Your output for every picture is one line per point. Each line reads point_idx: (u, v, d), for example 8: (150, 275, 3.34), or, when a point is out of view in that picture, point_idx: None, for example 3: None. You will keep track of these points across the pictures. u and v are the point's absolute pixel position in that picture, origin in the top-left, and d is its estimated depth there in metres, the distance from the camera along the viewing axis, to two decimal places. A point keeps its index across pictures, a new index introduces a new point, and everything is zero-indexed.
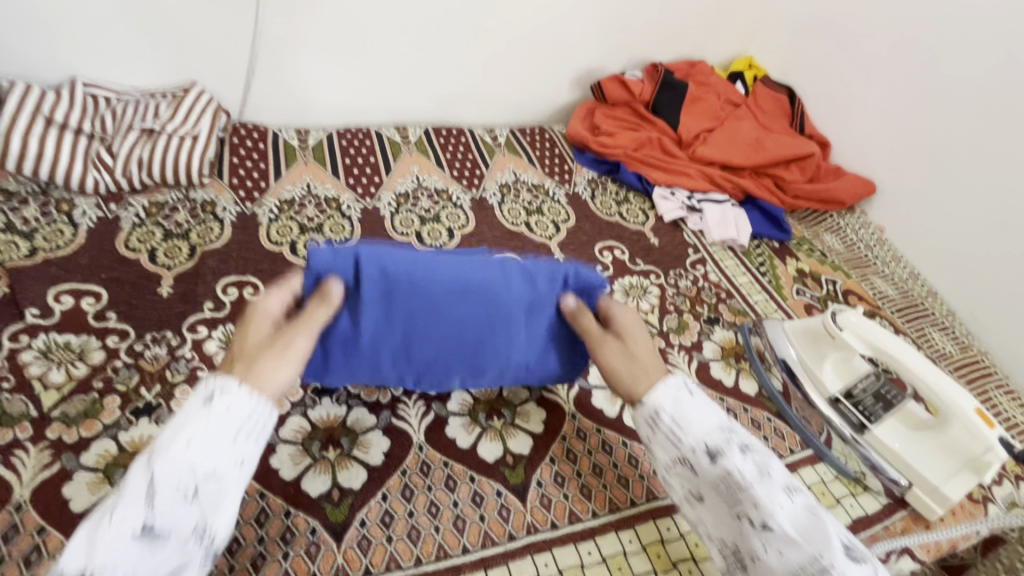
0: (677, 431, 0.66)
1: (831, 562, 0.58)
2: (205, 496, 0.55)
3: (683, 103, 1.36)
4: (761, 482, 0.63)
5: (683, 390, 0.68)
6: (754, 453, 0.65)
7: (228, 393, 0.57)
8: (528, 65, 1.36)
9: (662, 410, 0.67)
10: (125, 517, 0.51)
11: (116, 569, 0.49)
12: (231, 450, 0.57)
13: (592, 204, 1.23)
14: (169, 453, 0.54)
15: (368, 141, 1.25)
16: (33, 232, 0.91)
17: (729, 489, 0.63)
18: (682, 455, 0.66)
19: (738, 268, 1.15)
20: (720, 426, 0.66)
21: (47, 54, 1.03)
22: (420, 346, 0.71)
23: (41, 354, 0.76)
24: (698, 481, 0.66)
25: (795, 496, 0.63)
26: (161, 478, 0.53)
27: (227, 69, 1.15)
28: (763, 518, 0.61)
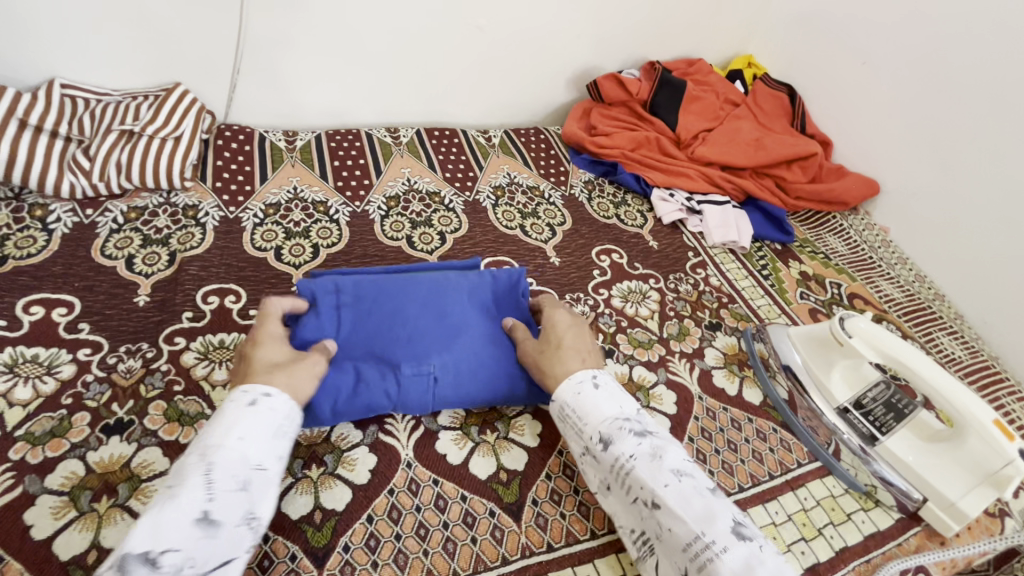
0: (577, 422, 0.67)
1: (711, 538, 0.54)
2: (258, 487, 0.54)
3: (681, 102, 1.33)
4: (650, 463, 0.61)
5: (585, 382, 0.69)
6: (651, 438, 0.63)
7: (271, 397, 0.59)
8: (522, 65, 1.33)
9: (565, 403, 0.68)
10: (187, 502, 0.49)
11: (175, 554, 0.46)
12: (276, 444, 0.57)
13: (589, 206, 1.20)
14: (224, 445, 0.54)
15: (358, 143, 1.21)
16: (4, 240, 0.87)
17: (620, 474, 0.62)
18: (584, 445, 0.66)
19: (740, 271, 1.11)
20: (615, 414, 0.66)
21: (22, 54, 1.00)
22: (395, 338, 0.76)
23: (7, 369, 0.72)
24: (603, 469, 0.65)
25: (683, 476, 0.59)
26: (219, 465, 0.52)
27: (212, 69, 1.11)
28: (650, 499, 0.59)
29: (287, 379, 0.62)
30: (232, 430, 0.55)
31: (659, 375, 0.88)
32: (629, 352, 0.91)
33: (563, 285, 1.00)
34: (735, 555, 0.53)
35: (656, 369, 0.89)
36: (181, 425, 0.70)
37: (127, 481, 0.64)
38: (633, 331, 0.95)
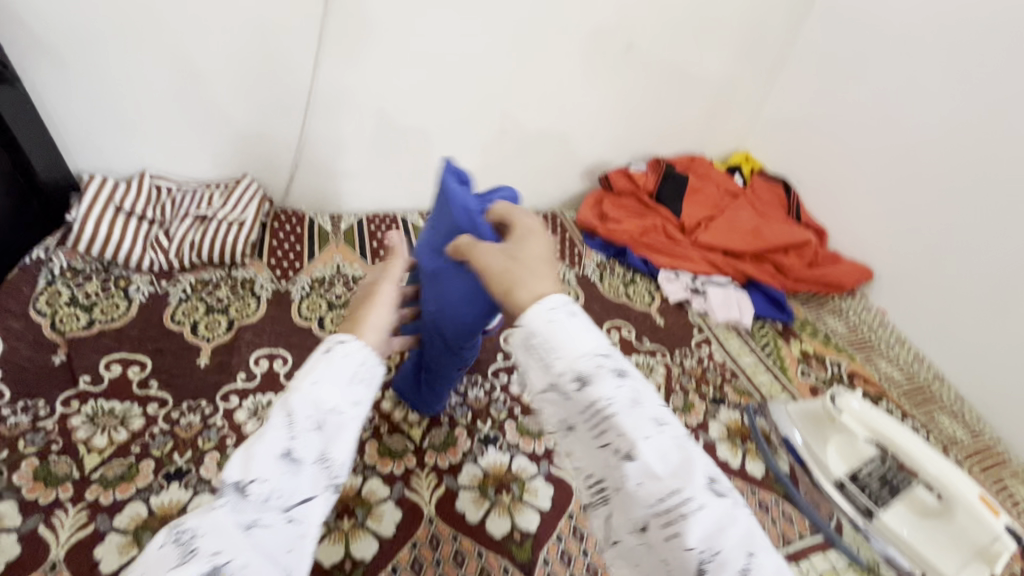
0: (542, 349, 0.45)
1: (692, 498, 0.41)
2: (333, 430, 0.48)
3: (684, 193, 1.48)
4: (633, 408, 0.43)
5: (561, 307, 0.46)
6: (632, 377, 0.46)
7: (345, 342, 0.53)
8: (540, 160, 1.51)
9: (528, 327, 0.46)
10: (270, 442, 0.45)
11: (262, 484, 0.44)
12: (354, 387, 0.50)
13: (601, 285, 1.31)
14: (297, 386, 0.48)
15: (394, 227, 1.37)
16: (92, 305, 1.00)
17: (593, 419, 0.44)
18: (547, 380, 0.46)
19: (743, 348, 1.19)
20: (596, 345, 0.46)
21: (125, 151, 1.20)
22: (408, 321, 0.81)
23: (88, 419, 0.82)
24: (566, 411, 0.45)
25: (666, 425, 0.44)
26: (295, 408, 0.47)
27: (277, 164, 1.30)
28: (626, 450, 0.43)
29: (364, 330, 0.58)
30: (308, 373, 0.49)
31: None
32: None
33: None
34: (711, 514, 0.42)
35: None
36: None
37: None
38: None
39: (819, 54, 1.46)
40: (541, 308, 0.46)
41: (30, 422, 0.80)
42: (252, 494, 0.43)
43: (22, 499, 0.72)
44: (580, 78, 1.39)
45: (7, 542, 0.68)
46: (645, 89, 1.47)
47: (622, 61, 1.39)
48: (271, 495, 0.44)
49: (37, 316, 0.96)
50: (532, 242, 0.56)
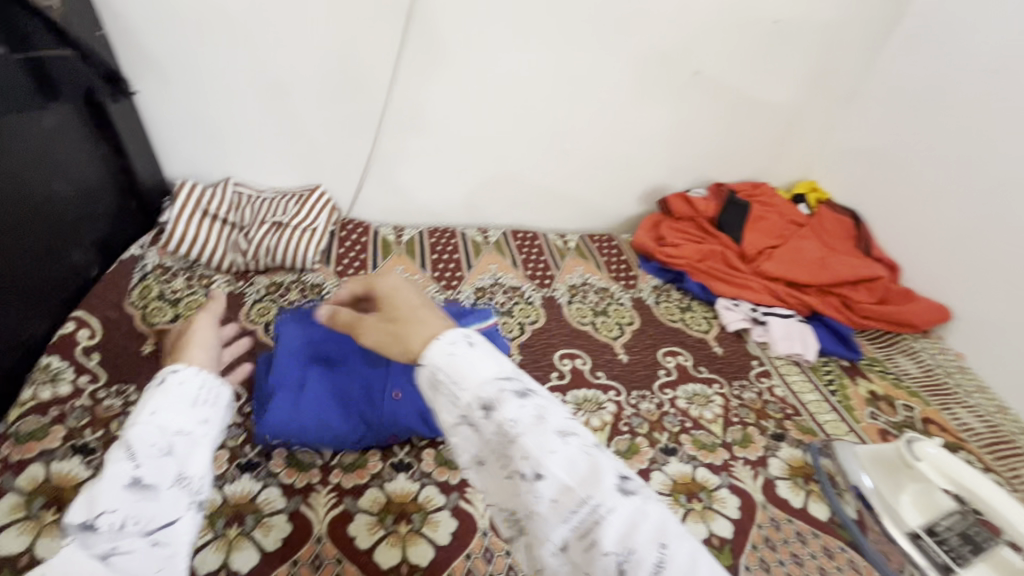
0: (449, 387, 0.49)
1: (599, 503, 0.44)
2: (183, 450, 0.50)
3: (747, 220, 1.45)
4: (535, 428, 0.47)
5: (457, 341, 0.50)
6: (534, 398, 0.48)
7: (178, 372, 0.54)
8: (599, 181, 1.52)
9: (432, 367, 0.49)
10: (112, 475, 0.46)
11: (111, 515, 0.44)
12: (195, 411, 0.53)
13: (657, 309, 1.30)
14: (136, 421, 0.49)
15: (454, 241, 1.41)
16: (178, 300, 1.07)
17: (501, 446, 0.47)
18: (456, 416, 0.49)
19: (805, 384, 1.14)
20: (497, 372, 0.49)
21: (216, 159, 1.29)
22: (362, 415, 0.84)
23: None
24: (478, 442, 0.49)
25: (570, 436, 0.47)
26: (136, 441, 0.48)
27: (347, 176, 1.37)
28: (534, 470, 0.46)
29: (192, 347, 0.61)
30: (147, 403, 0.51)
31: (722, 478, 0.92)
32: (693, 453, 0.96)
33: (631, 381, 1.08)
34: (620, 516, 0.44)
35: (719, 472, 0.93)
36: (299, 470, 0.82)
37: (254, 513, 0.76)
38: (696, 432, 1.00)
39: (898, 84, 1.41)
40: (439, 344, 0.50)
41: (121, 405, 0.85)
42: (103, 525, 0.44)
43: None
44: (646, 102, 1.39)
45: None
46: (711, 115, 1.46)
47: (690, 87, 1.39)
48: (125, 523, 0.44)
49: (130, 307, 1.03)
50: (404, 292, 0.57)
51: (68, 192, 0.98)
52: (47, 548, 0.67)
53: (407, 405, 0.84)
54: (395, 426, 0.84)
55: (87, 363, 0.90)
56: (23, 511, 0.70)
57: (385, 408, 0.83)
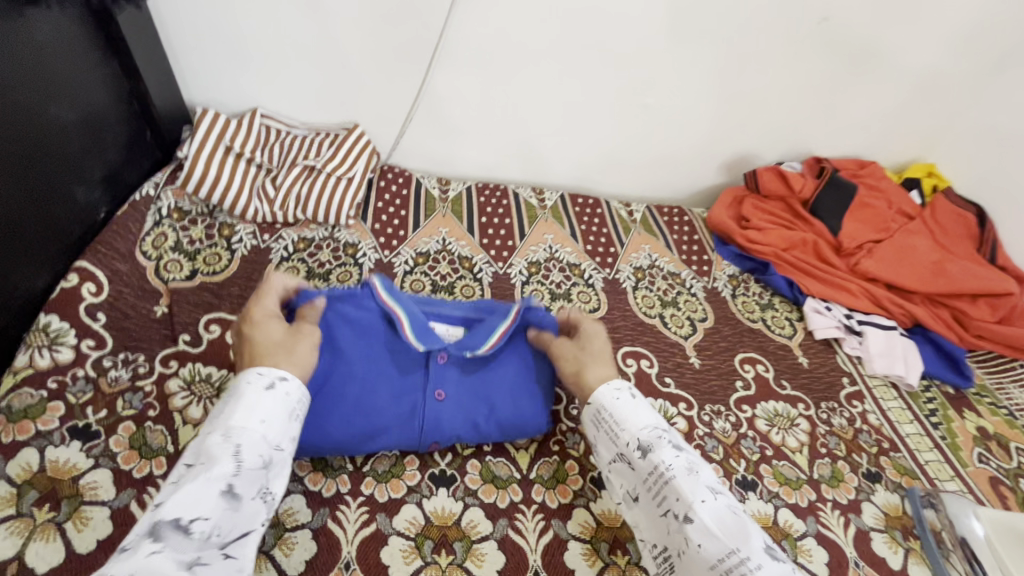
0: (614, 426, 0.67)
1: (748, 555, 0.52)
2: (276, 467, 0.55)
3: (849, 206, 1.23)
4: (688, 476, 0.59)
5: (623, 391, 0.69)
6: (686, 453, 0.63)
7: (287, 381, 0.60)
8: (676, 143, 1.30)
9: (601, 407, 0.69)
10: (219, 470, 0.50)
11: (204, 522, 0.47)
12: (291, 427, 0.58)
13: (733, 304, 1.13)
14: (247, 427, 0.54)
15: (505, 201, 1.23)
16: (196, 253, 0.94)
17: (656, 485, 0.61)
18: (618, 452, 0.66)
19: (903, 413, 0.99)
20: (654, 425, 0.66)
21: (240, 86, 1.11)
22: (396, 425, 0.72)
23: (185, 385, 0.76)
24: (633, 479, 0.64)
25: (719, 494, 0.58)
26: (245, 446, 0.53)
27: (389, 116, 1.18)
28: (685, 511, 0.57)
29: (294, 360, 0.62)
30: (255, 412, 0.56)
31: (808, 525, 0.79)
32: (775, 489, 0.82)
33: (703, 393, 0.94)
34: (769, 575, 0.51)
35: (805, 517, 0.80)
36: (326, 476, 0.72)
37: (274, 526, 0.66)
38: (779, 464, 0.86)
39: None
40: (612, 395, 0.69)
41: (129, 378, 0.75)
42: (195, 531, 0.46)
43: (116, 469, 0.66)
44: (752, 50, 1.15)
45: (98, 518, 0.62)
46: (825, 74, 1.21)
47: (808, 37, 1.14)
48: (212, 532, 0.47)
49: (142, 259, 0.90)
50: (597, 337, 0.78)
51: (71, 118, 0.82)
52: (40, 555, 0.58)
53: (453, 410, 0.75)
54: (439, 435, 0.74)
55: (92, 325, 0.79)
56: (13, 508, 0.61)
57: (427, 412, 0.73)
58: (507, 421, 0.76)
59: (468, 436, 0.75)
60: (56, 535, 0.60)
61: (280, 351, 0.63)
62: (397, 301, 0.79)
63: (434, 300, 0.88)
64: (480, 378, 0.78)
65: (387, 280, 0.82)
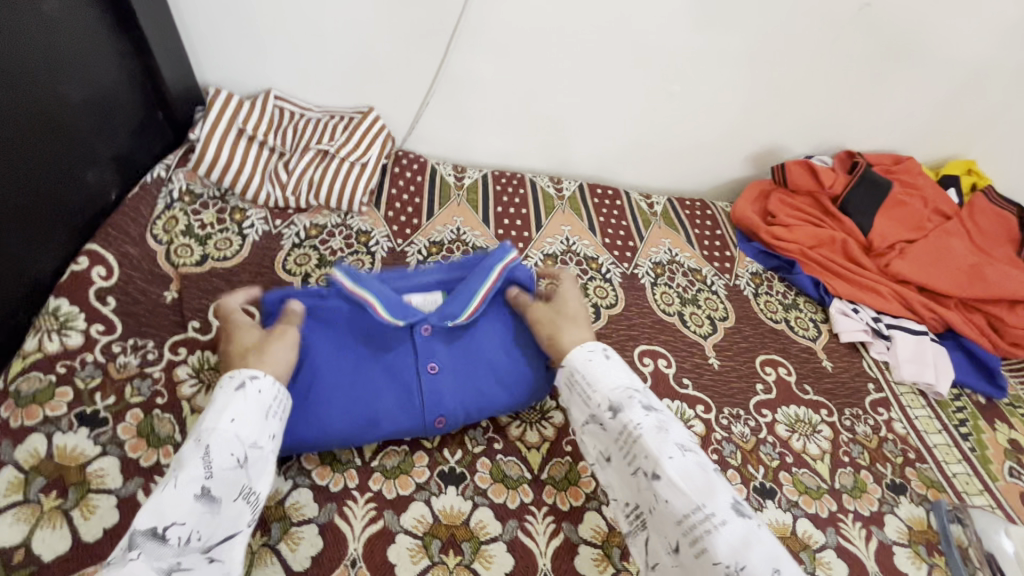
0: (585, 388, 0.64)
1: (712, 511, 0.50)
2: (254, 464, 0.54)
3: (882, 203, 1.17)
4: (657, 435, 0.57)
5: (596, 353, 0.67)
6: (657, 412, 0.60)
7: (257, 380, 0.59)
8: (701, 134, 1.25)
9: (573, 369, 0.66)
10: (190, 475, 0.49)
11: (180, 528, 0.46)
12: (268, 424, 0.57)
13: (755, 303, 1.09)
14: (217, 427, 0.53)
15: (521, 190, 1.20)
16: (207, 238, 0.93)
17: (626, 444, 0.58)
18: (589, 413, 0.63)
19: (932, 422, 0.95)
20: (627, 385, 0.63)
21: (254, 66, 1.08)
22: (397, 409, 0.71)
23: (193, 372, 0.75)
24: (606, 439, 0.62)
25: (688, 450, 0.56)
26: (217, 447, 0.52)
27: (405, 100, 1.14)
28: (653, 469, 0.55)
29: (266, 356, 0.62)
30: (226, 411, 0.55)
31: (828, 536, 0.76)
32: (794, 498, 0.80)
33: (722, 395, 0.91)
34: (734, 529, 0.49)
35: (825, 528, 0.77)
36: (334, 470, 0.70)
37: (280, 520, 0.65)
38: (799, 471, 0.83)
39: None
40: (582, 355, 0.67)
41: (138, 364, 0.75)
42: (173, 537, 0.46)
43: (123, 457, 0.66)
44: (787, 36, 1.09)
45: (105, 506, 0.62)
46: (863, 63, 1.15)
47: (847, 24, 1.08)
48: (191, 537, 0.47)
49: (153, 242, 0.89)
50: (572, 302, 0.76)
51: (81, 96, 0.81)
52: (46, 543, 0.58)
53: (452, 383, 0.73)
54: (443, 411, 0.72)
55: (102, 310, 0.78)
56: (21, 493, 0.61)
57: (425, 388, 0.71)
58: (512, 381, 0.76)
59: (474, 402, 0.74)
60: (62, 522, 0.60)
61: (253, 351, 0.63)
62: (362, 285, 0.73)
63: (404, 270, 0.82)
64: (468, 343, 0.76)
65: (344, 266, 0.75)
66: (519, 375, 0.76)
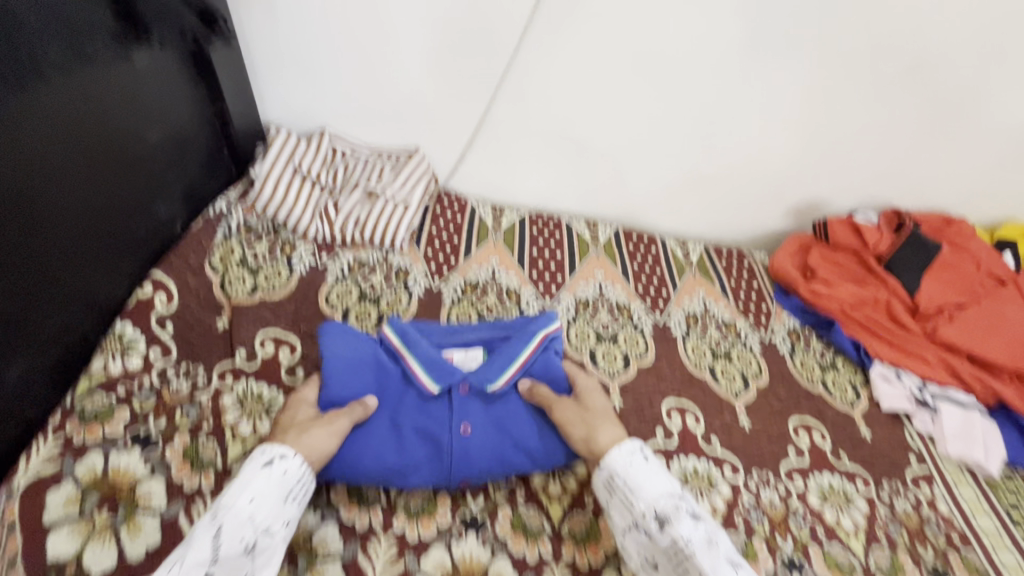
0: (629, 494, 0.67)
1: None
2: (261, 552, 0.60)
3: (930, 265, 1.14)
4: (707, 550, 0.61)
5: (636, 455, 0.70)
6: (703, 522, 0.64)
7: (285, 460, 0.65)
8: (741, 185, 1.26)
9: (614, 473, 0.69)
10: (196, 559, 0.56)
11: None
12: (283, 509, 0.63)
13: (791, 362, 1.06)
14: (234, 507, 0.60)
15: (557, 233, 1.22)
16: (258, 269, 0.99)
17: (677, 557, 0.61)
18: (633, 521, 0.66)
19: (979, 503, 0.90)
20: (670, 492, 0.67)
21: (314, 109, 1.16)
22: (426, 459, 0.75)
23: (237, 401, 0.80)
24: (652, 547, 0.65)
25: (738, 567, 0.60)
26: (227, 528, 0.59)
27: (451, 143, 1.20)
28: None
29: (304, 437, 0.69)
30: (245, 491, 0.62)
31: None
32: None
33: (751, 457, 0.89)
34: None
35: None
36: (359, 507, 0.73)
37: (307, 554, 0.68)
38: (830, 546, 0.80)
39: None
40: (619, 455, 0.70)
41: (188, 389, 0.80)
42: None
43: (169, 479, 0.70)
44: (830, 93, 1.10)
45: (149, 526, 0.66)
46: (912, 122, 1.13)
47: (893, 83, 1.08)
48: None
49: (210, 271, 0.95)
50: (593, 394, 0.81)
51: (158, 139, 0.89)
52: (95, 558, 0.63)
53: (480, 442, 0.76)
54: (468, 469, 0.75)
55: (161, 334, 0.85)
56: (77, 507, 0.66)
57: (455, 445, 0.75)
58: (535, 450, 0.77)
59: (497, 464, 0.76)
60: (111, 539, 0.64)
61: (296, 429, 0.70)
62: (410, 347, 0.81)
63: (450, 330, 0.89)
64: (503, 407, 0.79)
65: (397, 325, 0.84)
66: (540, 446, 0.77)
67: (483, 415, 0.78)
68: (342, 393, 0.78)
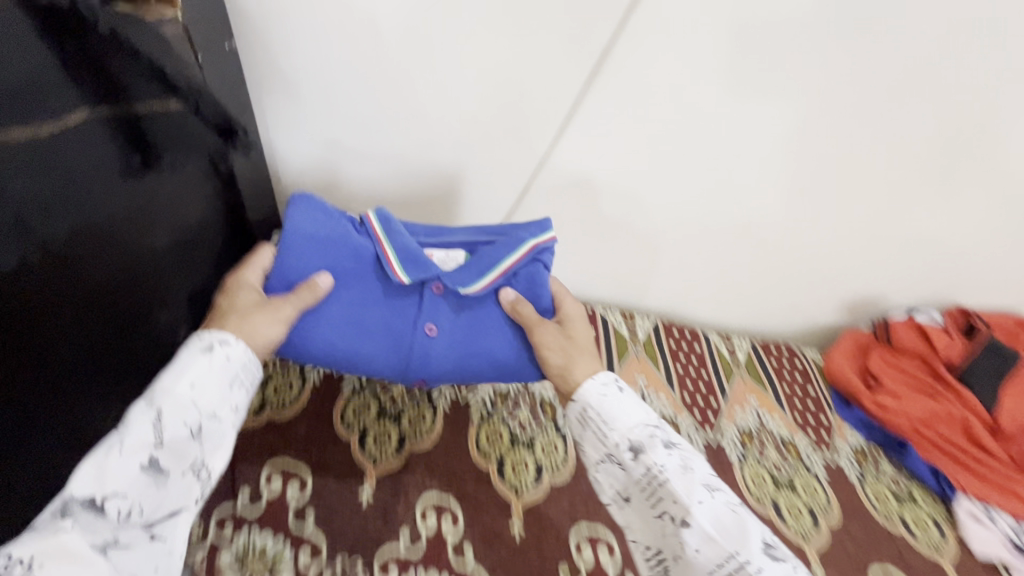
0: (602, 426, 0.64)
1: (744, 555, 0.54)
2: (208, 437, 0.58)
3: (1009, 379, 1.03)
4: (683, 475, 0.59)
5: (610, 386, 0.66)
6: (680, 449, 0.61)
7: (228, 347, 0.62)
8: (791, 277, 1.16)
9: (587, 405, 0.66)
10: (138, 441, 0.53)
11: (120, 500, 0.51)
12: (229, 394, 0.60)
13: (864, 494, 0.94)
14: (174, 393, 0.56)
15: (593, 329, 1.12)
16: (268, 380, 0.90)
17: (650, 487, 0.60)
18: (606, 452, 0.64)
19: None
20: (646, 421, 0.63)
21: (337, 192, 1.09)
22: (384, 350, 0.76)
23: (236, 558, 0.72)
24: (626, 480, 0.63)
25: (716, 492, 0.58)
26: (168, 412, 0.56)
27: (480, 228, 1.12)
28: (682, 515, 0.57)
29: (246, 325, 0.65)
30: (184, 376, 0.58)
31: None
32: None
33: None
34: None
35: None
36: None
37: None
38: None
39: None
40: (595, 390, 0.66)
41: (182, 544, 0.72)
42: (110, 512, 0.50)
43: None
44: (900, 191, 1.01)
45: None
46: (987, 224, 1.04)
47: None
48: (131, 512, 0.51)
49: None
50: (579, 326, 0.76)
51: (167, 246, 0.78)
52: None
53: (443, 345, 0.76)
54: (426, 372, 0.77)
55: None
56: None
57: (417, 345, 0.76)
58: (501, 363, 0.78)
59: (459, 372, 0.78)
60: None
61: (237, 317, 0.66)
62: (391, 235, 0.75)
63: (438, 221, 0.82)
64: (474, 312, 0.77)
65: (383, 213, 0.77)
66: (503, 355, 0.77)
67: (450, 318, 0.77)
68: (300, 266, 0.74)
